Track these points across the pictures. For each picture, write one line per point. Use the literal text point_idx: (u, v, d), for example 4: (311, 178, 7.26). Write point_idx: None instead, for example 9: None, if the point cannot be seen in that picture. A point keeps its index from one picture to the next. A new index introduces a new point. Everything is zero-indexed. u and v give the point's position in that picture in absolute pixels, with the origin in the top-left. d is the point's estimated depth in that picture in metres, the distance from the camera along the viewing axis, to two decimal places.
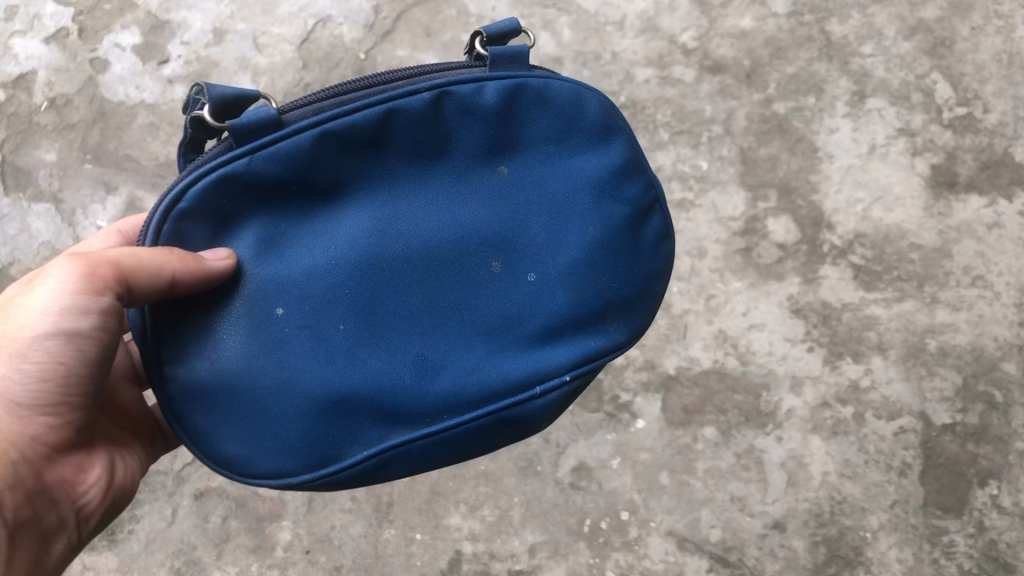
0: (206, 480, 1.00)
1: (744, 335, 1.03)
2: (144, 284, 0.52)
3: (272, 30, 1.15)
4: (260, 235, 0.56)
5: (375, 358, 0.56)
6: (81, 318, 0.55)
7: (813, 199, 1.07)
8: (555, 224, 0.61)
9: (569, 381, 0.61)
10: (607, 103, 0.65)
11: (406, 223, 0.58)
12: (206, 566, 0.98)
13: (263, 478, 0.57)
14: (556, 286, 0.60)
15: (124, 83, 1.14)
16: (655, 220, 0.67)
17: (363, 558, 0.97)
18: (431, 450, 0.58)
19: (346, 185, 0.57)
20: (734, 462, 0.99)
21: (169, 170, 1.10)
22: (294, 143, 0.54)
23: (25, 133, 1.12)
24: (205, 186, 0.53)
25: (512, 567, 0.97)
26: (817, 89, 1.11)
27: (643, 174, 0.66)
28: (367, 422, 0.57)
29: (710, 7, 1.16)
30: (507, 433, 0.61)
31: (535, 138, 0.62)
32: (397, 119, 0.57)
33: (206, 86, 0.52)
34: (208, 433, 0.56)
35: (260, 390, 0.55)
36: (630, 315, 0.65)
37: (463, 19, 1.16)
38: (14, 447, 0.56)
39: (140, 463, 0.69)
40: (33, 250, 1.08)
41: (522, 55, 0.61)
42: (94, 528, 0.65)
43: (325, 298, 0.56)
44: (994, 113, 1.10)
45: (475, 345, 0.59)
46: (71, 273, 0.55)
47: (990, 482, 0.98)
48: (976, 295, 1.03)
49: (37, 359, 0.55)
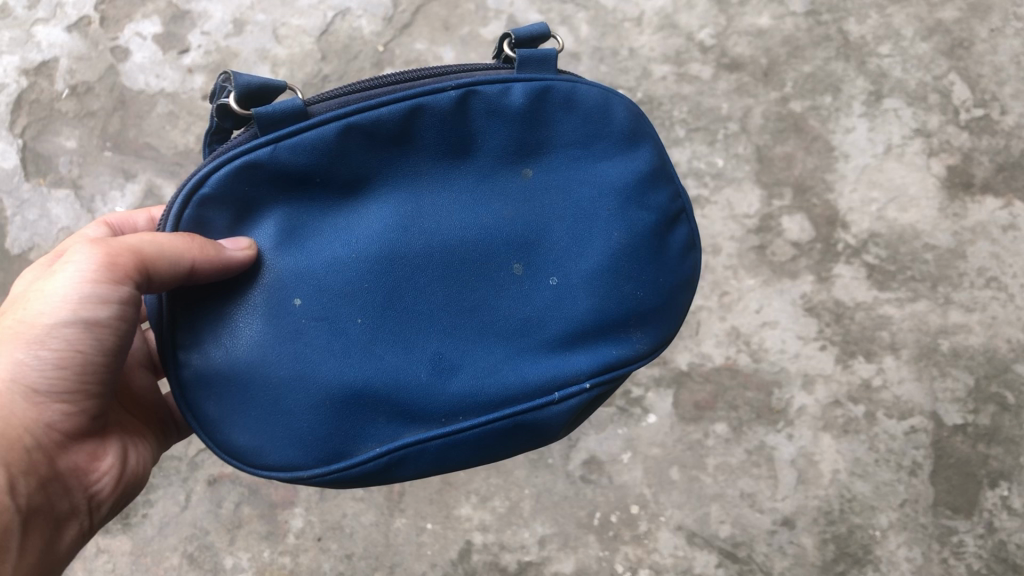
0: (219, 466, 1.01)
1: (757, 332, 1.03)
2: (164, 272, 0.52)
3: (292, 21, 1.16)
4: (280, 224, 0.56)
5: (392, 354, 0.57)
6: (100, 307, 0.56)
7: (828, 198, 1.07)
8: (578, 227, 0.61)
9: (589, 388, 0.61)
10: (634, 110, 0.65)
11: (427, 219, 0.58)
12: (219, 551, 0.99)
13: (272, 471, 0.57)
14: (577, 291, 0.61)
15: (145, 72, 1.14)
16: (681, 229, 0.67)
17: (374, 547, 0.98)
18: (445, 451, 0.58)
19: (369, 180, 0.58)
20: (745, 458, 1.00)
21: (188, 158, 1.11)
22: (317, 134, 0.55)
23: (46, 120, 1.13)
24: (228, 172, 0.54)
25: (521, 558, 0.98)
26: (835, 88, 1.12)
27: (671, 183, 0.67)
28: (381, 418, 0.57)
29: (728, 5, 1.16)
30: (524, 438, 0.61)
31: (561, 141, 0.62)
32: (422, 116, 0.58)
33: (233, 74, 0.53)
34: (219, 421, 0.56)
35: (274, 380, 0.55)
36: (654, 325, 0.64)
37: (481, 13, 1.16)
38: (28, 433, 0.57)
39: (152, 451, 0.70)
40: (52, 235, 1.09)
41: (550, 59, 0.62)
42: (105, 515, 0.65)
43: (344, 292, 0.56)
44: (1011, 115, 1.10)
45: (493, 346, 0.59)
46: (91, 261, 0.55)
47: (1001, 483, 0.98)
48: (990, 297, 1.03)
49: (54, 347, 0.56)
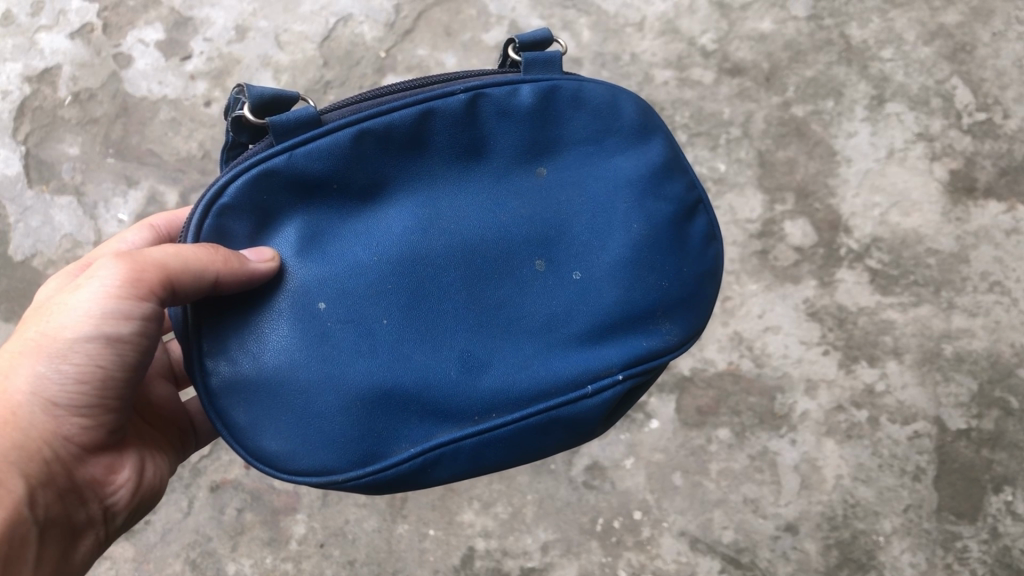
0: (222, 472, 1.01)
1: (759, 337, 1.03)
2: (188, 285, 0.52)
3: (294, 28, 1.16)
4: (302, 231, 0.56)
5: (420, 353, 0.56)
6: (122, 323, 0.56)
7: (830, 203, 1.07)
8: (597, 222, 0.61)
9: (622, 380, 0.60)
10: (642, 104, 0.65)
11: (446, 220, 0.58)
12: (222, 558, 0.99)
13: (306, 475, 0.56)
14: (602, 283, 0.60)
15: (147, 78, 1.15)
16: (700, 219, 0.66)
17: (376, 553, 0.98)
18: (480, 449, 0.58)
19: (387, 185, 0.58)
20: (748, 464, 1.00)
21: (190, 165, 1.11)
22: (332, 140, 0.56)
23: (49, 127, 1.14)
24: (247, 180, 0.54)
25: (523, 565, 0.97)
26: (837, 93, 1.11)
27: (685, 173, 0.66)
28: (414, 418, 0.56)
29: (730, 10, 1.16)
30: (559, 435, 0.60)
31: (573, 139, 0.62)
32: (434, 120, 0.58)
33: (246, 86, 0.54)
34: (249, 427, 0.55)
35: (302, 384, 0.55)
36: (683, 315, 0.63)
37: (483, 19, 1.16)
38: (47, 445, 0.57)
39: (169, 463, 0.70)
40: (56, 242, 1.09)
41: (555, 61, 0.63)
42: (121, 526, 0.65)
43: (368, 293, 0.56)
44: (1014, 119, 1.09)
45: (522, 343, 0.59)
46: (114, 277, 0.55)
47: (1005, 489, 0.97)
48: (993, 301, 1.03)
49: (76, 361, 0.56)
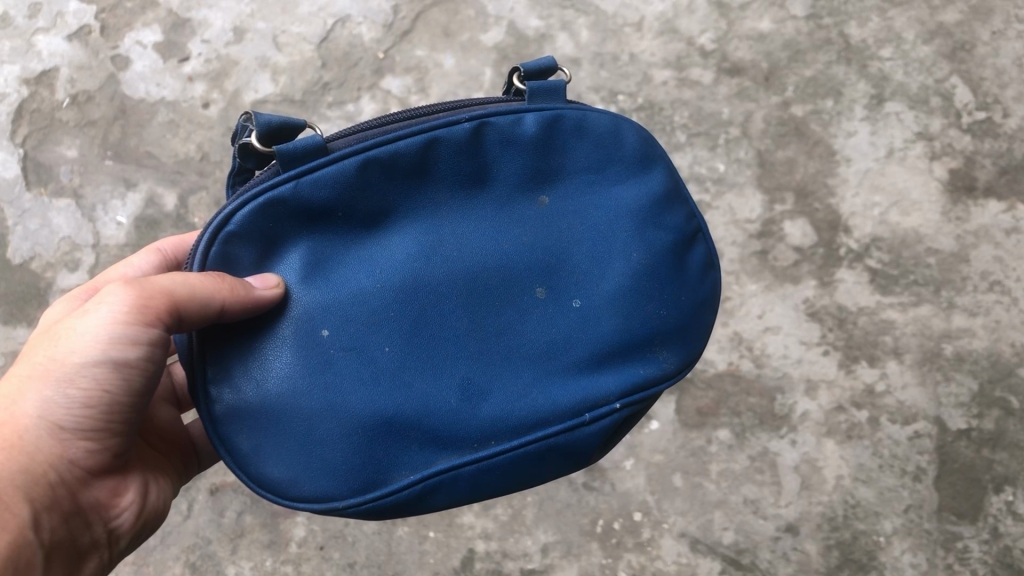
0: (221, 475, 1.01)
1: (759, 337, 1.03)
2: (194, 313, 0.52)
3: (292, 29, 1.16)
4: (306, 259, 0.56)
5: (421, 381, 0.56)
6: (129, 348, 0.55)
7: (830, 203, 1.07)
8: (599, 250, 0.61)
9: (619, 409, 0.60)
10: (645, 134, 0.65)
11: (450, 248, 0.58)
12: (222, 562, 0.99)
13: (306, 502, 0.56)
14: (602, 312, 0.60)
15: (145, 81, 1.14)
16: (700, 248, 0.66)
17: (376, 556, 0.98)
18: (478, 477, 0.57)
19: (391, 212, 0.58)
20: (748, 464, 0.99)
21: (189, 167, 1.11)
22: (337, 168, 0.56)
23: (48, 130, 1.14)
24: (253, 208, 0.54)
25: (523, 567, 0.97)
26: (836, 92, 1.11)
27: (686, 203, 0.66)
28: (414, 445, 0.56)
29: (729, 10, 1.16)
30: (556, 463, 0.60)
31: (576, 167, 0.62)
32: (439, 148, 0.58)
33: (254, 114, 0.53)
34: (251, 453, 0.55)
35: (305, 412, 0.54)
36: (681, 344, 0.63)
37: (482, 19, 1.16)
38: (53, 469, 0.57)
39: (172, 487, 0.70)
40: (54, 245, 1.09)
41: (559, 90, 0.63)
42: (124, 549, 0.65)
43: (371, 321, 0.56)
44: (1014, 118, 1.09)
45: (521, 370, 0.58)
46: (123, 303, 0.55)
47: (1006, 488, 0.97)
48: (994, 301, 1.03)
49: (83, 385, 0.56)
